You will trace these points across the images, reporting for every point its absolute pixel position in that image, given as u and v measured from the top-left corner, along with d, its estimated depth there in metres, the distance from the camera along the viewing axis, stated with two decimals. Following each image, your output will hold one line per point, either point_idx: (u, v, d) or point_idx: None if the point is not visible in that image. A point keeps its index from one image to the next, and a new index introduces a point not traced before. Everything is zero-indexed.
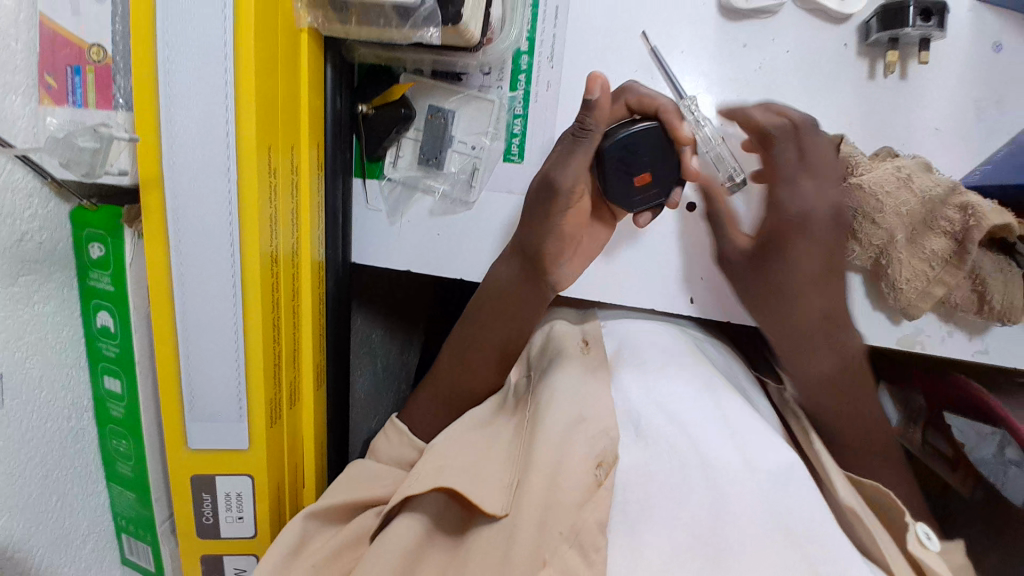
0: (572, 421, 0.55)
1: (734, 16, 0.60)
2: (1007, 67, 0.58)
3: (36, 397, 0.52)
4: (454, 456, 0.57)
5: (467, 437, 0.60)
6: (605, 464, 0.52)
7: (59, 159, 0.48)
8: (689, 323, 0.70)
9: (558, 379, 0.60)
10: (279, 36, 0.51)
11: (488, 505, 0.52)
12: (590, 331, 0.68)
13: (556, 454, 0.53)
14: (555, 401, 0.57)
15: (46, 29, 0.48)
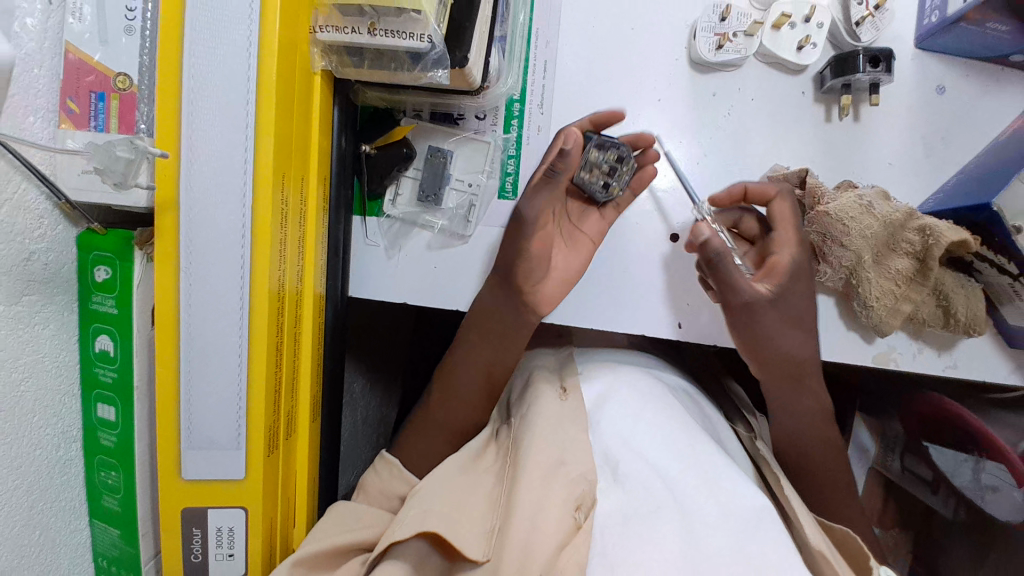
0: (553, 464, 0.54)
1: (704, 69, 0.67)
2: (948, 108, 0.67)
3: (27, 422, 0.51)
4: (438, 499, 0.56)
5: (458, 478, 0.59)
6: (585, 506, 0.52)
7: (97, 166, 0.49)
8: (663, 368, 0.71)
9: (542, 419, 0.59)
10: (296, 76, 0.55)
11: (471, 551, 0.51)
12: (568, 378, 0.68)
13: (537, 496, 0.52)
14: (537, 438, 0.57)
15: (72, 57, 0.51)
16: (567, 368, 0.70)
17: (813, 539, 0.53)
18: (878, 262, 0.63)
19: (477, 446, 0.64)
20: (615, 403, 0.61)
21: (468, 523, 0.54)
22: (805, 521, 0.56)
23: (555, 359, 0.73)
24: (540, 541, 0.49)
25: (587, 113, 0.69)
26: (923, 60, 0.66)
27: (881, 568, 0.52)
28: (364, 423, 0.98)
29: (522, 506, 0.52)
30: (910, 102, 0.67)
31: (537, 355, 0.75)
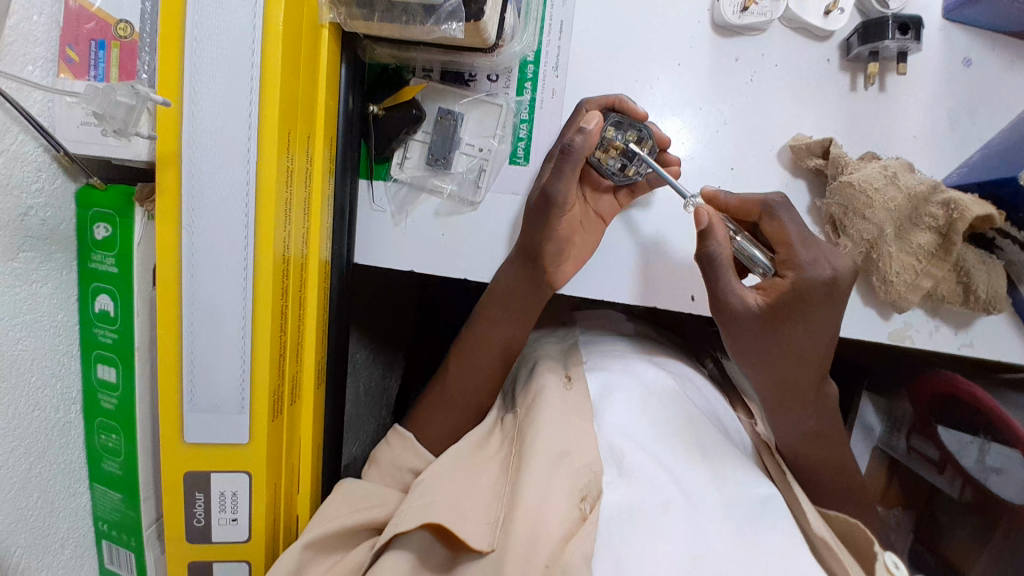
0: (557, 454, 0.53)
1: (726, 33, 0.65)
2: (975, 80, 0.64)
3: (25, 381, 0.49)
4: (441, 490, 0.54)
5: (461, 468, 0.58)
6: (590, 497, 0.50)
7: (95, 111, 0.46)
8: (669, 357, 0.70)
9: (549, 409, 0.58)
10: (302, 28, 0.53)
11: (475, 540, 0.50)
12: (572, 368, 0.66)
13: (542, 486, 0.51)
14: (543, 426, 0.56)
15: (71, 3, 0.49)
16: (571, 358, 0.68)
17: (819, 530, 0.53)
18: (900, 237, 0.61)
19: (482, 433, 0.63)
20: (622, 388, 0.59)
21: (467, 514, 0.52)
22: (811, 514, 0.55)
23: (560, 348, 0.72)
24: (547, 527, 0.48)
25: (603, 78, 0.66)
26: (953, 28, 0.64)
27: (887, 553, 0.52)
28: (367, 395, 0.97)
29: (527, 495, 0.50)
30: (938, 73, 0.64)
31: (543, 344, 0.73)
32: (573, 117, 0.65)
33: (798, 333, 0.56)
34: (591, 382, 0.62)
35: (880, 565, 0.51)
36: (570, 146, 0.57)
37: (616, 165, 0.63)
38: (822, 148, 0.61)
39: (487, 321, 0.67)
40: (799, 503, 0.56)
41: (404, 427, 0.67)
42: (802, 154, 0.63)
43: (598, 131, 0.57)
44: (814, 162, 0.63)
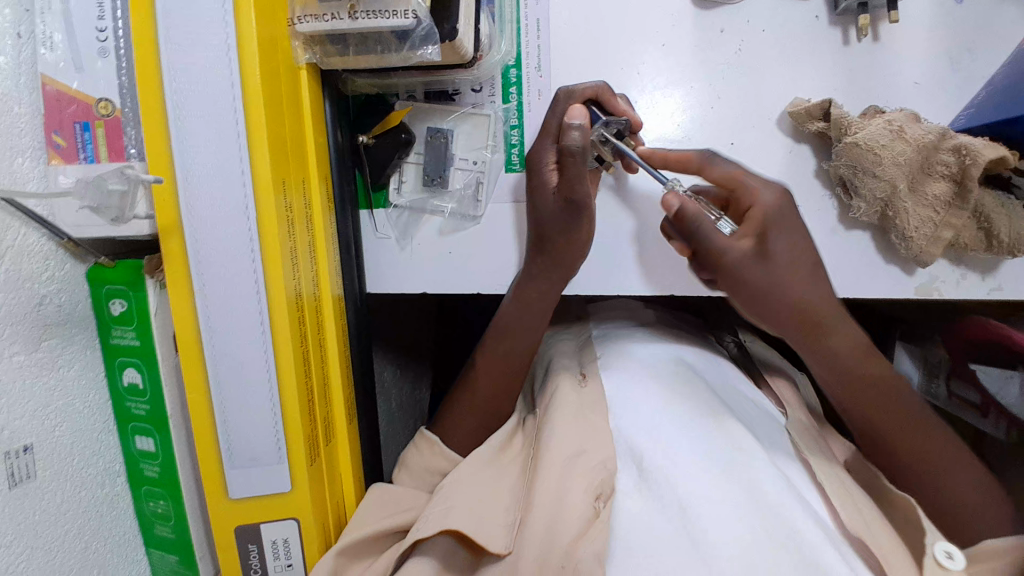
0: (572, 454, 0.54)
1: (707, 6, 0.63)
2: (973, 14, 0.61)
3: (69, 465, 0.51)
4: (460, 496, 0.55)
5: (482, 470, 0.59)
6: (604, 495, 0.51)
7: (90, 205, 0.48)
8: (685, 344, 0.69)
9: (562, 412, 0.59)
10: (281, 75, 0.52)
11: (493, 545, 0.51)
12: (588, 365, 0.67)
13: (557, 488, 0.52)
14: (557, 429, 0.57)
15: (50, 89, 0.49)
16: (586, 354, 0.70)
17: (844, 520, 0.51)
18: (914, 190, 0.60)
19: (503, 436, 0.64)
20: (638, 380, 0.60)
21: (487, 519, 0.53)
22: (835, 490, 0.54)
23: (575, 344, 0.73)
24: (560, 525, 0.49)
25: (588, 72, 0.65)
26: None
27: (937, 542, 0.50)
28: (400, 410, 0.98)
29: (540, 496, 0.52)
30: (933, 12, 0.62)
31: (558, 342, 0.74)
32: (554, 105, 0.62)
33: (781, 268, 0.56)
34: (605, 381, 0.63)
35: (929, 557, 0.49)
36: (567, 148, 0.58)
37: (594, 156, 0.63)
38: (823, 110, 0.60)
39: (505, 329, 0.67)
40: (822, 478, 0.55)
41: (430, 430, 0.68)
42: (803, 119, 0.61)
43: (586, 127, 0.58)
44: (816, 125, 0.61)
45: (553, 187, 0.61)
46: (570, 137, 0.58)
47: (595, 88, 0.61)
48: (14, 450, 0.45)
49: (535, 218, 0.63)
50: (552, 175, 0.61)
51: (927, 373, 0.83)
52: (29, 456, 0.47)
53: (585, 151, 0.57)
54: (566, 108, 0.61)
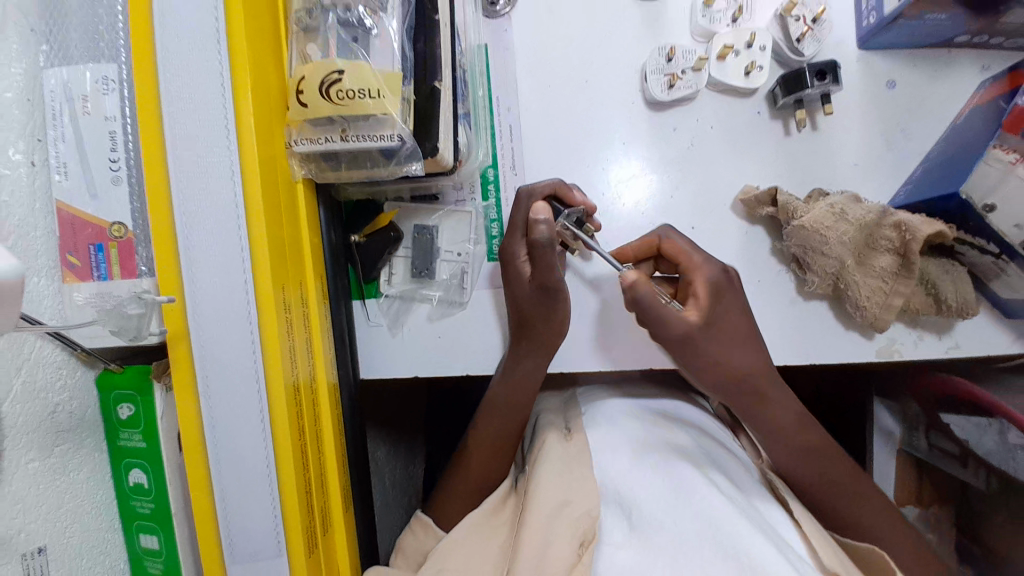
0: (557, 505, 0.59)
1: (660, 107, 0.70)
2: (902, 100, 0.69)
3: (78, 565, 0.53)
4: (455, 560, 0.61)
5: (473, 535, 0.64)
6: (589, 540, 0.55)
7: (111, 328, 0.52)
8: (667, 402, 0.74)
9: (548, 464, 0.64)
10: (280, 189, 0.58)
11: None
12: (573, 421, 0.72)
13: (544, 537, 0.56)
14: (542, 486, 0.61)
15: (65, 212, 0.54)
16: (571, 410, 0.75)
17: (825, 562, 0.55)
18: (862, 263, 0.65)
19: (497, 499, 0.67)
20: (613, 433, 0.65)
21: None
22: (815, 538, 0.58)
23: (560, 402, 0.79)
24: (545, 572, 0.54)
25: (559, 168, 0.72)
26: (869, 58, 0.69)
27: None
28: (394, 487, 0.99)
29: (525, 548, 0.56)
30: (862, 102, 0.69)
31: (544, 400, 0.80)
32: (517, 202, 0.67)
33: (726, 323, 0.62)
34: (588, 434, 0.67)
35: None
36: (536, 243, 0.63)
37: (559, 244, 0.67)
38: (771, 197, 0.66)
39: (494, 404, 0.71)
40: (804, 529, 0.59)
41: (425, 512, 0.71)
42: (754, 205, 0.68)
43: (551, 222, 0.63)
44: (766, 210, 0.67)
45: (528, 276, 0.66)
46: (538, 233, 0.63)
47: (551, 185, 0.67)
48: (29, 552, 0.48)
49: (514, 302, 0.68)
50: (525, 264, 0.66)
51: (907, 427, 0.87)
52: (43, 558, 0.49)
53: (552, 243, 0.63)
54: (528, 205, 0.66)
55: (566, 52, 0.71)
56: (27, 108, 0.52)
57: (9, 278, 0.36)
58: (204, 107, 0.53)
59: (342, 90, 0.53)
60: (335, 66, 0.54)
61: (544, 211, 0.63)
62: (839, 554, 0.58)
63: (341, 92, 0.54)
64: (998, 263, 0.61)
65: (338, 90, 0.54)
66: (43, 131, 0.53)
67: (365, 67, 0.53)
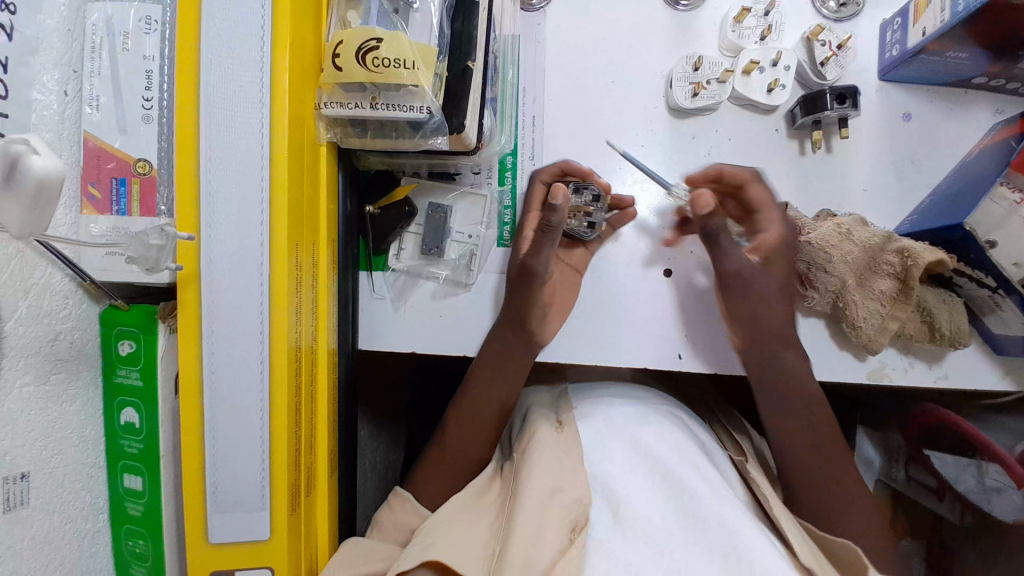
0: (548, 492, 0.58)
1: (681, 114, 0.72)
2: (916, 133, 0.71)
3: (59, 496, 0.52)
4: (444, 533, 0.59)
5: (460, 512, 0.62)
6: (578, 527, 0.56)
7: (130, 255, 0.53)
8: (657, 400, 0.74)
9: (542, 453, 0.63)
10: (305, 148, 0.59)
11: None
12: (563, 413, 0.72)
13: (536, 519, 0.56)
14: (534, 472, 0.60)
15: (91, 143, 0.54)
16: (561, 404, 0.75)
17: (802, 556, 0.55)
18: (862, 284, 0.66)
19: (481, 482, 0.67)
20: (603, 431, 0.66)
21: (468, 553, 0.57)
22: (796, 537, 0.58)
23: (549, 395, 0.79)
24: (540, 550, 0.53)
25: (577, 163, 0.73)
26: (888, 89, 0.71)
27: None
28: (373, 470, 0.99)
29: (520, 527, 0.55)
30: (879, 131, 0.71)
31: (533, 393, 0.80)
32: (528, 189, 0.72)
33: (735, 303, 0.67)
34: (581, 429, 0.67)
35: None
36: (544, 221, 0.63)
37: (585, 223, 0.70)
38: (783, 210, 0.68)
39: (485, 383, 0.70)
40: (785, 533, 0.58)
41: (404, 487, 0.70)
42: None
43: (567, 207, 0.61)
44: None
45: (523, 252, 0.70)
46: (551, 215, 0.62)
47: (560, 165, 0.70)
48: (14, 476, 0.47)
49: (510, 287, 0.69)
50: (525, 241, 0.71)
51: (887, 456, 0.87)
52: (25, 483, 0.48)
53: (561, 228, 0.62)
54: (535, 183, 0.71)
55: (596, 51, 0.73)
56: (68, 38, 0.53)
57: (51, 176, 0.39)
58: (241, 56, 0.53)
59: (378, 58, 0.54)
60: (373, 33, 0.54)
61: (564, 198, 0.62)
62: (814, 553, 0.58)
63: (376, 60, 0.54)
64: (994, 297, 0.63)
65: (375, 57, 0.54)
66: (79, 62, 0.54)
67: (401, 35, 0.54)
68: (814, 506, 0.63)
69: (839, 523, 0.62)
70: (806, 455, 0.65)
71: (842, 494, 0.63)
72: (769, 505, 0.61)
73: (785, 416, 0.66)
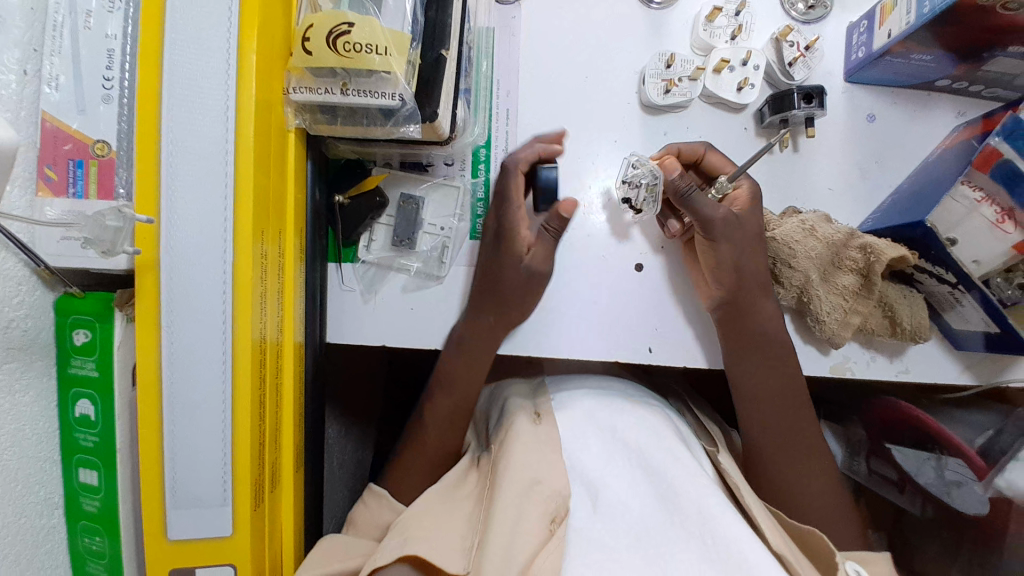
0: (528, 483, 0.59)
1: (654, 111, 0.73)
2: (879, 134, 0.73)
3: (11, 491, 0.50)
4: (422, 526, 0.58)
5: (439, 503, 0.62)
6: (559, 517, 0.57)
7: (86, 236, 0.51)
8: (630, 390, 0.74)
9: (519, 443, 0.63)
10: (272, 134, 0.58)
11: (451, 566, 0.54)
12: (541, 404, 0.72)
13: (515, 512, 0.56)
14: (512, 462, 0.60)
15: (49, 125, 0.52)
16: (539, 395, 0.75)
17: (773, 542, 0.57)
18: (826, 279, 0.68)
19: (456, 474, 0.67)
20: (579, 423, 0.66)
21: (446, 545, 0.56)
22: (765, 523, 0.60)
23: (528, 387, 0.79)
24: (517, 546, 0.53)
25: None
26: (854, 91, 0.73)
27: (849, 563, 0.57)
28: (341, 469, 0.96)
29: (500, 519, 0.55)
30: (844, 130, 0.73)
31: (509, 384, 0.80)
32: (505, 177, 0.67)
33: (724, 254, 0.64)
34: (558, 420, 0.68)
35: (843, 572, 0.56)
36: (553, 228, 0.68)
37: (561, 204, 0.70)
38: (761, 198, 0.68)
39: (454, 376, 0.69)
40: (755, 517, 0.60)
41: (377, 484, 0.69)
42: None
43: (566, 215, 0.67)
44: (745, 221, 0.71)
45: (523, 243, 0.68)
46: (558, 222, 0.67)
47: (535, 149, 0.68)
48: None
49: (489, 275, 0.67)
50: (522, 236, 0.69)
51: (849, 451, 0.88)
52: None
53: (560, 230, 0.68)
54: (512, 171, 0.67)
55: (571, 46, 0.73)
56: (28, 16, 0.52)
57: (5, 145, 0.39)
58: (207, 37, 0.52)
59: (349, 42, 0.53)
60: (344, 17, 0.54)
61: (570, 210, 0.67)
62: (784, 538, 0.60)
63: (347, 45, 0.54)
64: (954, 293, 0.65)
65: (346, 42, 0.54)
66: (39, 41, 0.53)
67: (373, 20, 0.53)
68: (780, 498, 0.65)
69: (807, 509, 0.64)
70: (783, 444, 0.66)
71: (811, 483, 0.65)
72: (742, 496, 0.63)
73: (758, 410, 0.67)
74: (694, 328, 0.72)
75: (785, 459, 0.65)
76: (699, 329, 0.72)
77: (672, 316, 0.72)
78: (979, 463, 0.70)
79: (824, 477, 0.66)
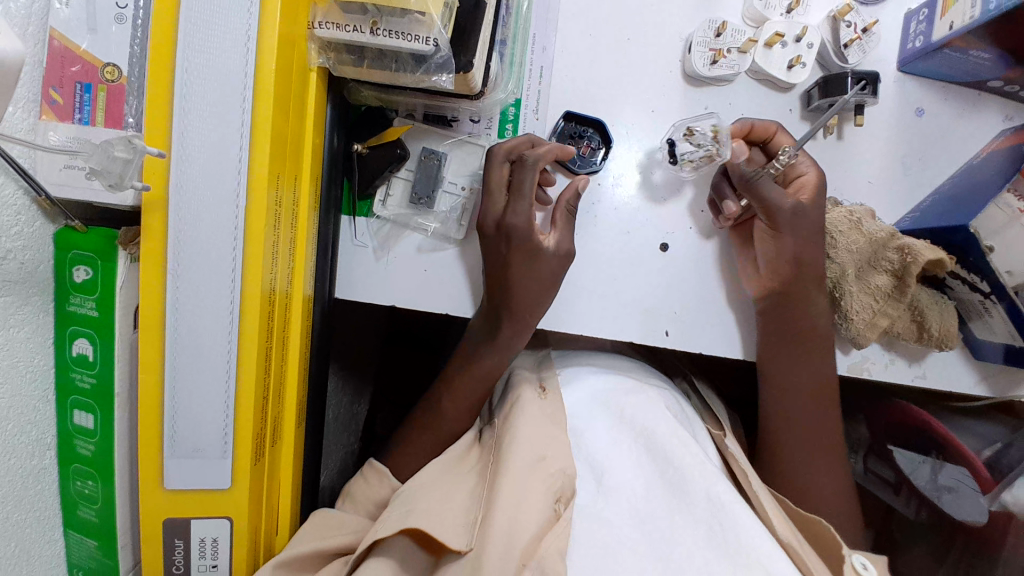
0: (533, 460, 0.57)
1: (696, 82, 0.69)
2: (927, 128, 0.70)
3: (4, 429, 0.48)
4: (423, 498, 0.57)
5: (438, 476, 0.61)
6: (564, 497, 0.55)
7: (93, 166, 0.47)
8: (642, 372, 0.73)
9: (526, 418, 0.62)
10: (294, 71, 0.54)
11: (454, 541, 0.53)
12: (546, 377, 0.71)
13: (519, 490, 0.54)
14: (518, 438, 0.59)
15: (58, 44, 0.49)
16: (545, 368, 0.73)
17: (782, 533, 0.56)
18: (861, 277, 0.66)
19: (460, 449, 0.66)
20: (588, 403, 0.65)
21: (446, 518, 0.55)
22: (773, 512, 0.59)
23: (533, 359, 0.77)
24: (523, 521, 0.52)
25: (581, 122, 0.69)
26: (905, 81, 0.69)
27: (856, 555, 0.56)
28: (335, 422, 0.94)
29: (504, 496, 0.54)
30: (891, 122, 0.69)
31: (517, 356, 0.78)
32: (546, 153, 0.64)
33: (788, 247, 0.62)
34: (567, 395, 0.67)
35: (848, 565, 0.55)
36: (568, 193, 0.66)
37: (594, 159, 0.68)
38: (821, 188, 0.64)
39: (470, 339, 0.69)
40: (762, 506, 0.59)
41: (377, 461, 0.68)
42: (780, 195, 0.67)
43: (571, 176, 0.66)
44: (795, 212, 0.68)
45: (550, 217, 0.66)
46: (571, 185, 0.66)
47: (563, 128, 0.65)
48: None
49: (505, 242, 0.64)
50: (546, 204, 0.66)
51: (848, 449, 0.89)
52: None
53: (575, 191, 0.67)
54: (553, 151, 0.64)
55: (615, 5, 0.68)
56: None
57: (10, 57, 0.36)
58: None
59: None
60: None
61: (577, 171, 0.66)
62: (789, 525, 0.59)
63: None
64: (984, 303, 0.63)
65: None
66: None
67: None
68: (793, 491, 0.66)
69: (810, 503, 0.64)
70: (791, 441, 0.66)
71: (817, 475, 0.65)
72: (750, 485, 0.62)
73: (769, 406, 0.68)
74: (713, 314, 0.70)
75: (793, 455, 0.66)
76: (718, 316, 0.70)
77: (692, 300, 0.69)
78: (985, 475, 0.69)
79: (830, 468, 0.66)
